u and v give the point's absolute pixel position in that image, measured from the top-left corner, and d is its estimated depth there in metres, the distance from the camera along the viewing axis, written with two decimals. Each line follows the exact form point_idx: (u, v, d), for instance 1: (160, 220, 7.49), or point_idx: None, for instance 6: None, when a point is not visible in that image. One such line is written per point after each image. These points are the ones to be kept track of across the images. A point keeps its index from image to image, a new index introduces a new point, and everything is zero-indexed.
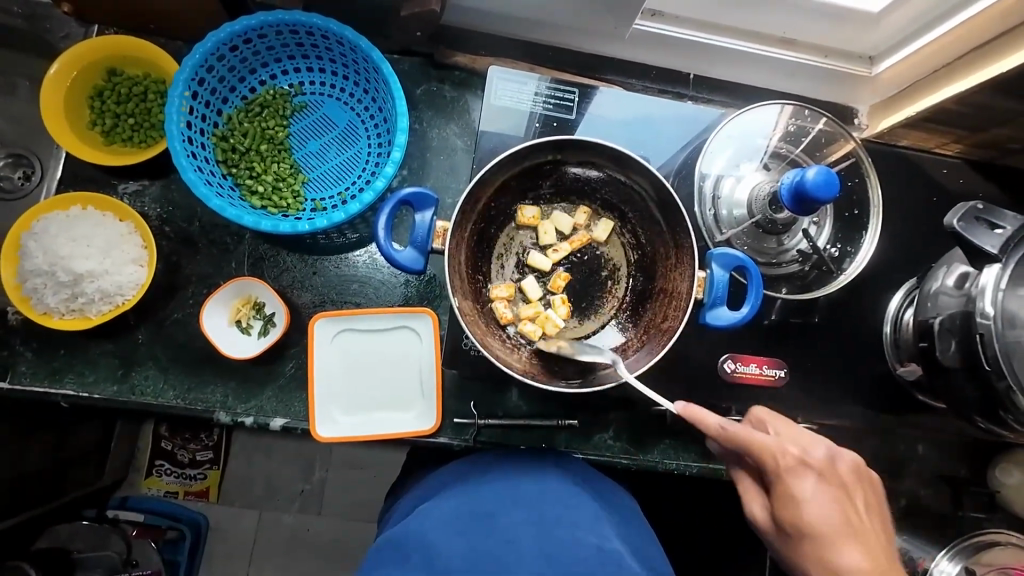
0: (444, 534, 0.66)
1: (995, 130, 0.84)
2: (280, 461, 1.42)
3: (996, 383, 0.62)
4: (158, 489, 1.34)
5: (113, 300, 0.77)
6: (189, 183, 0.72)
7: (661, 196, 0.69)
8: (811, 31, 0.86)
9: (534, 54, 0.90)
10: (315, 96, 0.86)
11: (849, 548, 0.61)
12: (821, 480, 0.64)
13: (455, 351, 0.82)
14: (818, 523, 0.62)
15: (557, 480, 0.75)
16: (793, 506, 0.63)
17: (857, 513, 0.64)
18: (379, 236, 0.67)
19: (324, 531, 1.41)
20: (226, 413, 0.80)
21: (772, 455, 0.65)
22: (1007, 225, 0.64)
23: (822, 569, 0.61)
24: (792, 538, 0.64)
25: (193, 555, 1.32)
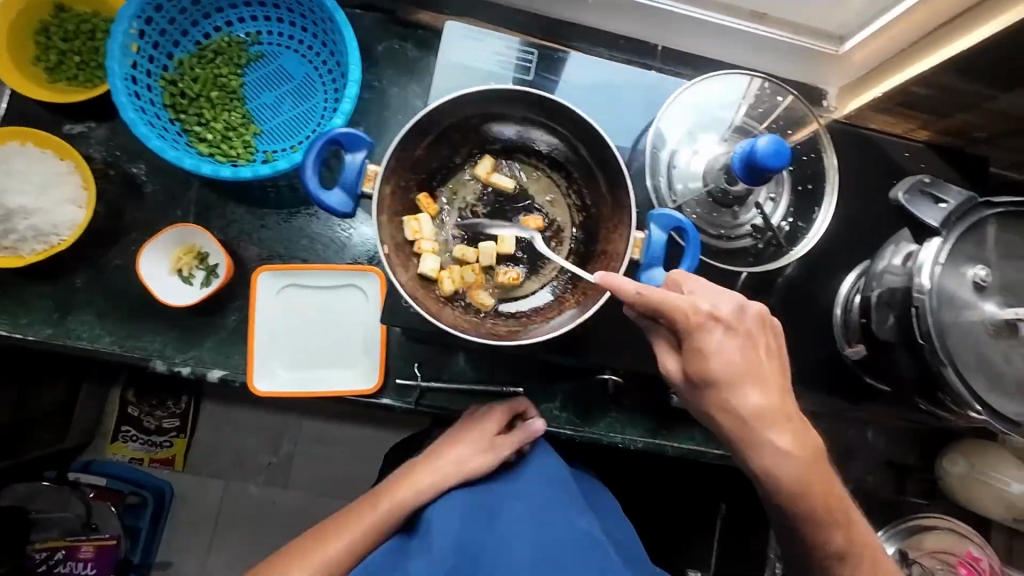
0: (448, 522, 0.67)
1: (959, 116, 0.85)
2: (246, 433, 1.42)
3: (928, 357, 0.62)
4: (123, 455, 1.36)
5: (47, 239, 0.74)
6: (129, 122, 0.71)
7: (604, 154, 0.63)
8: (780, 7, 0.85)
9: (501, 17, 0.89)
10: (272, 47, 0.84)
11: (755, 391, 0.60)
12: (731, 335, 0.59)
13: (393, 306, 0.74)
14: (726, 370, 0.59)
15: (553, 461, 0.79)
16: (702, 359, 0.59)
17: (767, 365, 0.61)
18: (303, 177, 0.59)
19: (290, 506, 1.41)
20: (163, 361, 0.78)
21: (680, 313, 0.58)
22: (952, 199, 0.62)
23: (729, 415, 0.60)
24: (702, 394, 0.60)
25: (155, 522, 1.32)
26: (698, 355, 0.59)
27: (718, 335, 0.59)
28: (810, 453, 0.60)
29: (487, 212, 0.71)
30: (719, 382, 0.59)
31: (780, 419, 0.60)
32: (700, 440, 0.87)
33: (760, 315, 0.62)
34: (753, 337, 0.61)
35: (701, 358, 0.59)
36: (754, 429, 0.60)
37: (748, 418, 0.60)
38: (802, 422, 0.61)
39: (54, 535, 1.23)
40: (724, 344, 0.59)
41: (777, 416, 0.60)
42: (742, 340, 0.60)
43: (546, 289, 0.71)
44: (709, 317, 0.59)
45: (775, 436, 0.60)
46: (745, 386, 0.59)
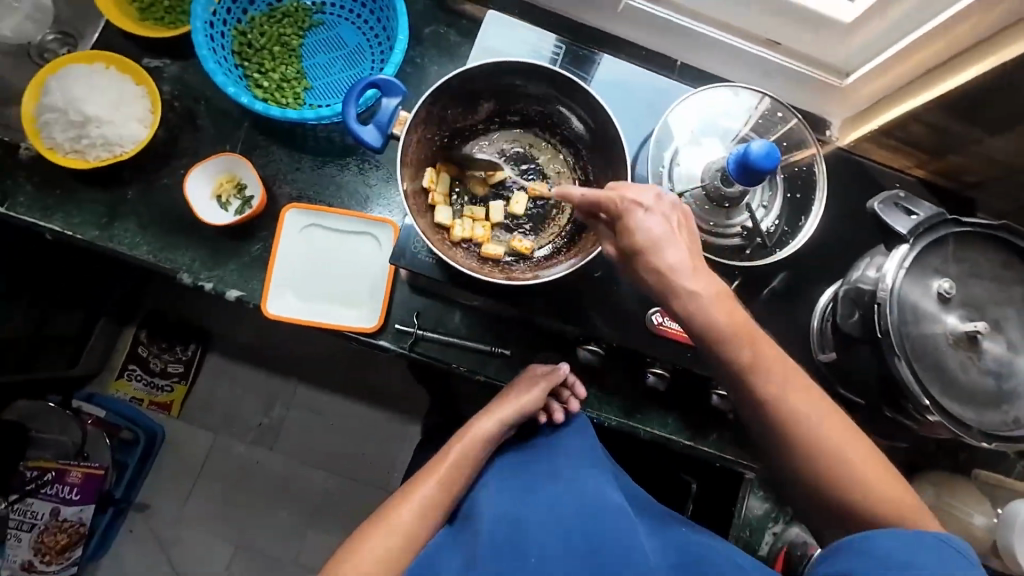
0: (493, 497, 0.77)
1: (953, 157, 0.91)
2: (243, 392, 1.59)
3: (883, 355, 0.67)
4: (125, 393, 1.53)
5: (113, 149, 0.84)
6: (201, 58, 0.82)
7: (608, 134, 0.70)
8: (792, 37, 0.93)
9: (538, 19, 0.99)
10: (333, 17, 0.95)
11: (676, 254, 0.59)
12: (656, 212, 0.61)
13: (403, 249, 0.81)
14: (647, 239, 0.60)
15: (583, 435, 0.86)
16: (628, 233, 0.61)
17: (690, 238, 0.61)
18: (345, 114, 0.68)
19: (273, 466, 1.57)
20: (189, 274, 0.87)
21: (611, 197, 0.62)
22: (922, 212, 0.68)
23: (656, 282, 0.59)
24: (635, 261, 0.61)
25: (142, 462, 1.51)
26: (626, 232, 0.61)
27: (643, 216, 0.60)
28: (732, 316, 0.59)
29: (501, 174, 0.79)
30: (633, 247, 0.60)
31: (699, 272, 0.59)
32: (672, 429, 0.92)
33: (675, 204, 0.62)
34: (685, 217, 0.61)
35: (629, 234, 0.61)
36: (670, 288, 0.59)
37: (672, 286, 0.59)
38: (792, 369, 0.61)
39: (46, 456, 1.38)
40: (646, 222, 0.60)
41: (716, 284, 0.59)
42: (670, 220, 0.60)
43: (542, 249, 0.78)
44: (632, 201, 0.61)
45: (691, 287, 0.58)
46: (665, 251, 0.59)
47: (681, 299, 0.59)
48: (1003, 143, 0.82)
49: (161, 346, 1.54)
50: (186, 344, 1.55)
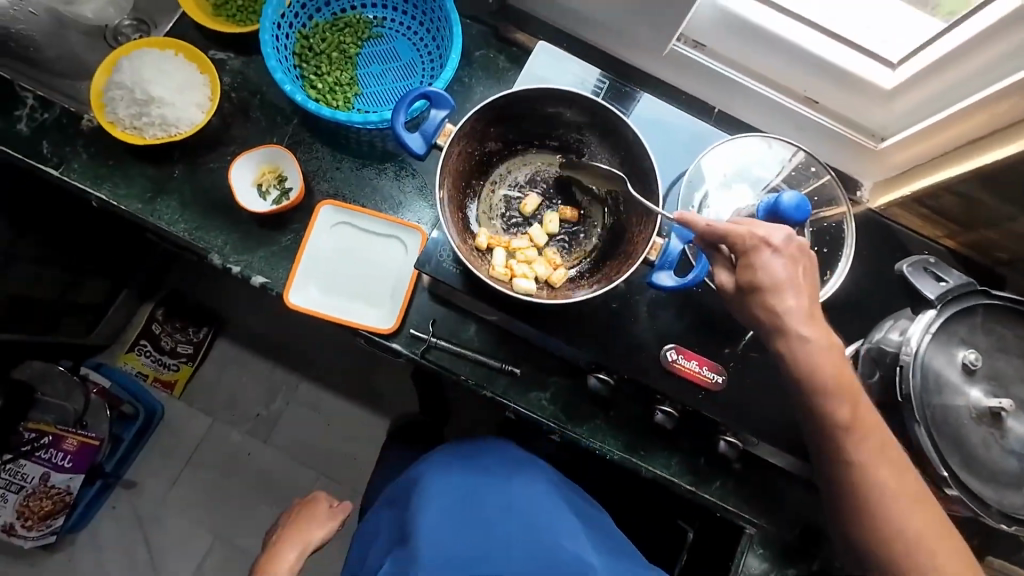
0: (439, 530, 0.75)
1: (983, 232, 0.91)
2: (248, 381, 1.60)
3: (905, 416, 0.65)
4: (132, 366, 1.55)
5: (168, 129, 0.89)
6: (265, 55, 0.87)
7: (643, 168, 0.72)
8: (831, 97, 0.95)
9: (586, 52, 1.02)
10: (391, 31, 1.00)
11: (794, 298, 0.63)
12: (788, 258, 0.64)
13: (430, 253, 0.81)
14: (793, 296, 0.63)
15: (543, 483, 0.85)
16: (752, 271, 0.64)
17: (815, 289, 0.65)
18: (394, 115, 0.70)
19: (263, 460, 1.56)
20: (220, 256, 0.89)
21: (736, 233, 0.64)
22: (951, 279, 0.68)
23: (779, 335, 0.64)
24: (760, 318, 0.65)
25: (137, 438, 1.52)
26: (748, 270, 0.64)
27: (772, 257, 0.64)
28: (846, 378, 0.63)
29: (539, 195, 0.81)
30: (786, 302, 0.63)
31: (817, 323, 0.64)
32: (675, 471, 0.90)
33: (803, 248, 0.65)
34: (807, 260, 0.65)
35: (752, 271, 0.64)
36: (795, 346, 0.63)
37: (794, 339, 0.63)
38: (874, 418, 0.64)
39: (48, 420, 1.38)
40: (772, 262, 0.63)
41: (826, 338, 0.64)
42: (795, 266, 0.64)
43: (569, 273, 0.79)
44: (760, 241, 0.64)
45: (806, 334, 0.63)
46: (786, 297, 0.63)
47: (805, 356, 0.63)
48: None
49: (176, 325, 1.56)
50: (199, 327, 1.57)
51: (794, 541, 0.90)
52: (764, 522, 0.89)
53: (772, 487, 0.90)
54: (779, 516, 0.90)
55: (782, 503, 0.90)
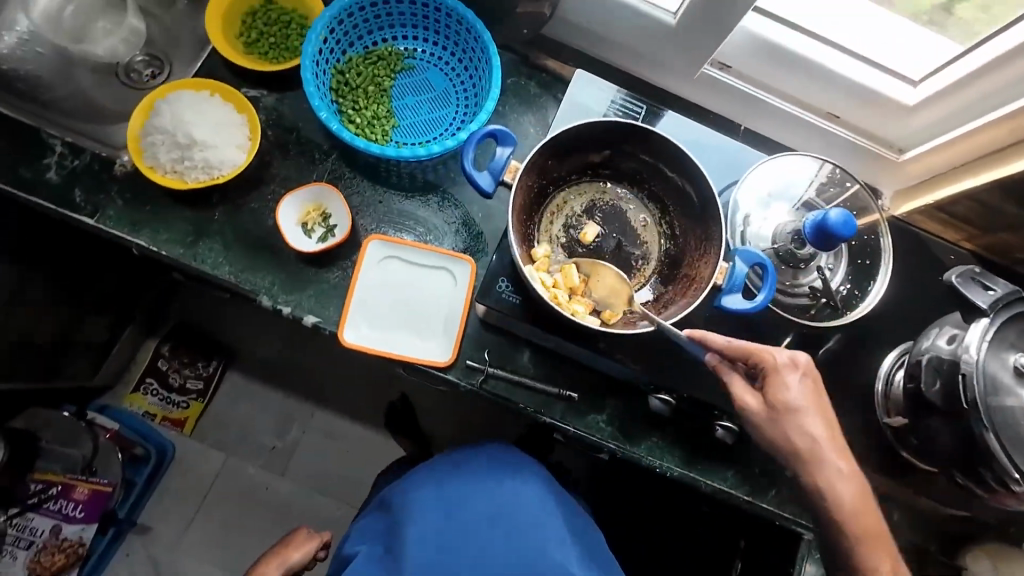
0: (426, 538, 0.85)
1: (1000, 236, 0.96)
2: (263, 412, 1.56)
3: (972, 423, 0.68)
4: (138, 407, 1.51)
5: (210, 172, 0.88)
6: (308, 93, 0.86)
7: (706, 204, 0.74)
8: (854, 113, 0.99)
9: (617, 76, 1.04)
10: (423, 62, 1.00)
11: (816, 422, 0.73)
12: (806, 378, 0.74)
13: (488, 288, 0.86)
14: (804, 404, 0.73)
15: (533, 490, 0.91)
16: (782, 389, 0.73)
17: (828, 406, 0.76)
18: (465, 155, 0.73)
19: (280, 492, 1.52)
20: (269, 298, 0.88)
21: (769, 355, 0.74)
22: (999, 287, 0.72)
23: (798, 438, 0.73)
24: (784, 419, 0.73)
25: (150, 479, 1.45)
26: (778, 390, 0.73)
27: (793, 377, 0.74)
28: (861, 488, 0.73)
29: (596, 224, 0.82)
30: (800, 409, 0.73)
31: (834, 444, 0.74)
32: (732, 484, 0.91)
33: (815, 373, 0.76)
34: (817, 381, 0.75)
35: (778, 391, 0.74)
36: (818, 456, 0.73)
37: (811, 445, 0.73)
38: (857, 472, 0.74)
39: (55, 470, 1.31)
40: (798, 384, 0.73)
41: (834, 445, 0.74)
42: (815, 389, 0.74)
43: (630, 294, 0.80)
44: (788, 363, 0.74)
45: (832, 459, 0.73)
46: (807, 418, 0.73)
47: (829, 474, 0.73)
48: None
49: (182, 360, 1.52)
50: (208, 360, 1.53)
51: None
52: None
53: None
54: None
55: None
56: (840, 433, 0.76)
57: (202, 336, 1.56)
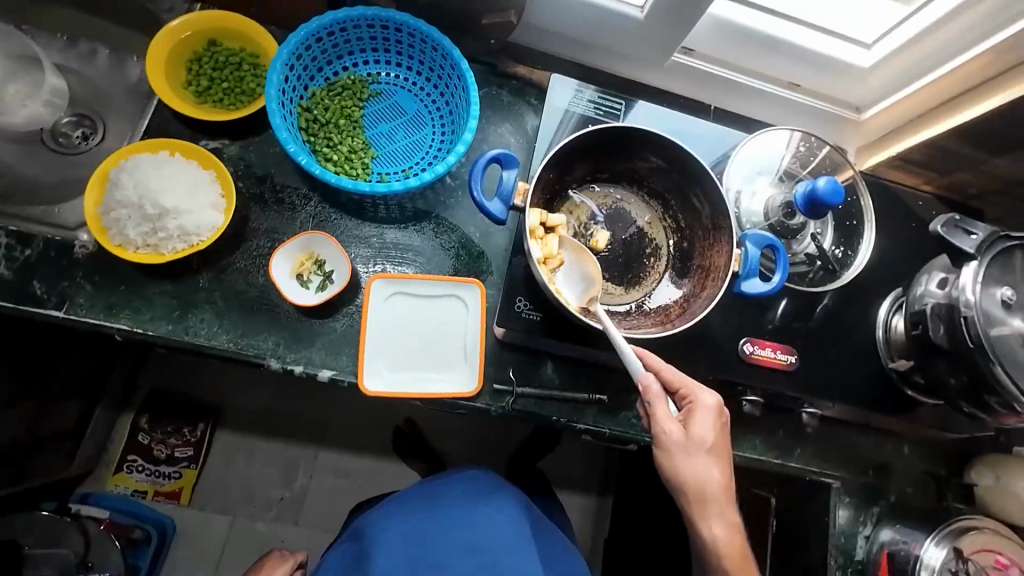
0: (395, 556, 0.81)
1: (958, 175, 1.03)
2: (263, 466, 1.47)
3: (979, 359, 0.74)
4: (125, 487, 1.39)
5: (189, 239, 0.82)
6: (276, 130, 0.78)
7: (716, 208, 0.82)
8: (814, 81, 1.03)
9: (584, 73, 1.05)
10: (390, 86, 0.96)
11: (715, 465, 0.74)
12: (721, 425, 0.76)
13: (508, 311, 0.86)
14: (716, 443, 0.74)
15: (514, 513, 0.89)
16: (696, 425, 0.74)
17: (729, 456, 0.77)
18: (473, 186, 0.76)
19: (298, 543, 1.44)
20: (277, 360, 0.82)
21: (694, 393, 0.76)
22: (980, 231, 0.77)
23: (690, 474, 0.73)
24: (691, 453, 0.73)
25: (155, 560, 1.33)
26: (690, 429, 0.74)
27: (711, 421, 0.75)
28: (735, 532, 0.75)
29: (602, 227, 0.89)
30: (706, 447, 0.74)
31: (721, 489, 0.74)
32: (763, 452, 0.94)
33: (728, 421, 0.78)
34: (728, 432, 0.77)
35: (692, 430, 0.74)
36: (706, 497, 0.73)
37: (708, 486, 0.73)
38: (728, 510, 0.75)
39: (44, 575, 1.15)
40: (709, 430, 0.74)
41: (722, 493, 0.74)
42: (725, 437, 0.76)
43: (650, 290, 0.88)
44: (711, 407, 0.76)
45: (726, 512, 0.74)
46: (711, 461, 0.74)
47: (714, 519, 0.74)
48: (1008, 162, 0.96)
49: (166, 430, 1.42)
50: (194, 424, 1.44)
51: (872, 483, 0.98)
52: (846, 475, 0.97)
53: (844, 441, 0.98)
54: (854, 466, 0.98)
55: (853, 453, 0.98)
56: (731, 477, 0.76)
57: (185, 401, 1.46)
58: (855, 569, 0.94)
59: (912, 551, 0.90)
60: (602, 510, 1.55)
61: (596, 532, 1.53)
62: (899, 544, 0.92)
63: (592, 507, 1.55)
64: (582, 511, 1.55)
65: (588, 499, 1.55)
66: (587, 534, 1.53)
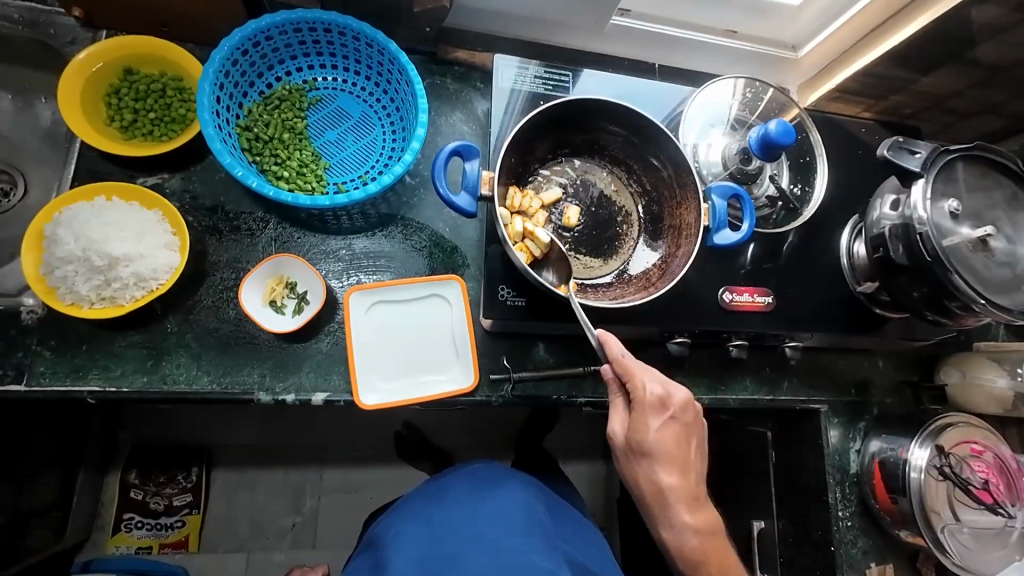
0: (410, 550, 0.82)
1: (893, 97, 1.08)
2: (268, 497, 1.44)
3: (937, 270, 0.78)
4: (128, 546, 1.34)
5: (147, 284, 0.77)
6: (215, 152, 0.74)
7: (680, 172, 0.84)
8: (748, 25, 1.05)
9: (525, 49, 1.03)
10: (329, 91, 0.92)
11: (666, 469, 0.79)
12: (671, 419, 0.79)
13: (492, 301, 0.85)
14: (662, 445, 0.79)
15: (522, 498, 0.90)
16: (642, 432, 0.78)
17: (690, 452, 0.81)
18: (437, 183, 0.75)
19: (319, 564, 1.43)
20: (265, 392, 0.80)
21: (640, 390, 0.78)
22: (923, 149, 0.81)
23: (642, 477, 0.80)
24: (638, 458, 0.80)
25: None
26: (639, 432, 0.79)
27: (657, 422, 0.78)
28: (705, 530, 0.81)
29: (573, 202, 0.89)
30: (652, 451, 0.78)
31: (681, 490, 0.80)
32: (754, 390, 0.99)
33: (686, 404, 0.80)
34: (684, 423, 0.80)
35: (641, 434, 0.79)
36: (663, 501, 0.80)
37: (661, 489, 0.80)
38: (698, 513, 0.81)
39: None
40: (659, 431, 0.78)
41: (681, 494, 0.80)
42: (679, 431, 0.79)
43: (627, 259, 0.89)
44: (659, 400, 0.78)
45: (687, 509, 0.80)
46: (659, 463, 0.79)
47: (676, 521, 0.80)
48: (936, 78, 1.00)
49: (159, 481, 1.37)
50: (188, 469, 1.39)
51: (855, 400, 1.04)
52: (831, 397, 1.03)
53: (824, 366, 1.04)
54: (837, 387, 1.04)
55: (835, 376, 1.04)
56: (695, 473, 0.82)
57: (174, 448, 1.41)
58: (851, 481, 1.01)
59: (899, 456, 0.95)
60: (611, 472, 1.60)
61: (607, 494, 1.58)
62: (887, 451, 0.97)
63: (601, 473, 1.60)
64: (592, 477, 1.59)
65: (595, 465, 1.60)
66: (600, 497, 1.58)
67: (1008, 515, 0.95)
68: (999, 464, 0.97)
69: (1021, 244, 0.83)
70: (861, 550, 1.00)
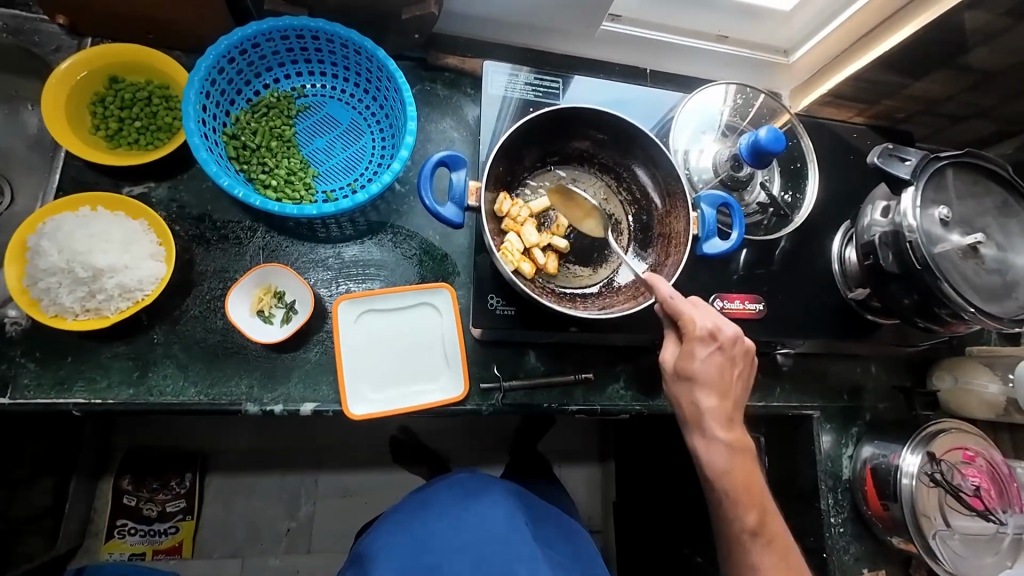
0: (392, 563, 0.81)
1: (885, 102, 1.08)
2: (262, 503, 1.43)
3: (927, 277, 0.78)
4: (121, 552, 1.34)
5: (132, 295, 0.76)
6: (201, 161, 0.73)
7: (670, 178, 0.83)
8: (739, 30, 1.05)
9: (515, 54, 1.02)
10: (318, 98, 0.92)
11: (709, 395, 0.76)
12: (718, 350, 0.76)
13: (482, 310, 0.85)
14: (709, 372, 0.76)
15: (506, 506, 0.90)
16: (688, 356, 0.76)
17: (734, 383, 0.78)
18: (424, 194, 0.74)
19: (314, 569, 1.42)
20: (254, 404, 0.79)
21: (690, 321, 0.76)
22: (912, 157, 0.81)
23: (682, 395, 0.77)
24: (682, 381, 0.77)
25: None
26: (686, 355, 0.77)
27: (705, 350, 0.76)
28: (738, 458, 0.76)
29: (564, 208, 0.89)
30: (697, 377, 0.76)
31: (722, 420, 0.76)
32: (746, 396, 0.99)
33: (734, 340, 0.77)
34: (731, 358, 0.77)
35: (687, 360, 0.76)
36: (702, 421, 0.76)
37: (701, 411, 0.76)
38: (739, 446, 0.77)
39: None
40: (707, 360, 0.76)
41: (721, 418, 0.76)
42: (725, 362, 0.76)
43: (617, 267, 0.88)
44: (709, 334, 0.76)
45: (720, 434, 0.76)
46: (704, 390, 0.76)
47: (709, 444, 0.76)
48: (927, 83, 1.00)
49: (152, 487, 1.36)
50: (181, 475, 1.38)
51: (848, 405, 1.04)
52: (824, 402, 1.03)
53: (818, 371, 1.04)
54: (830, 392, 1.04)
55: (828, 381, 1.04)
56: (737, 407, 0.78)
57: (167, 453, 1.40)
58: (844, 487, 1.01)
59: (891, 462, 0.95)
60: (607, 476, 1.59)
61: (604, 497, 1.58)
62: (879, 457, 0.97)
63: (597, 476, 1.59)
64: (588, 480, 1.58)
65: (592, 468, 1.59)
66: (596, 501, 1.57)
67: (1000, 522, 0.94)
68: (991, 470, 0.97)
69: (1012, 251, 0.83)
70: (854, 556, 1.00)
